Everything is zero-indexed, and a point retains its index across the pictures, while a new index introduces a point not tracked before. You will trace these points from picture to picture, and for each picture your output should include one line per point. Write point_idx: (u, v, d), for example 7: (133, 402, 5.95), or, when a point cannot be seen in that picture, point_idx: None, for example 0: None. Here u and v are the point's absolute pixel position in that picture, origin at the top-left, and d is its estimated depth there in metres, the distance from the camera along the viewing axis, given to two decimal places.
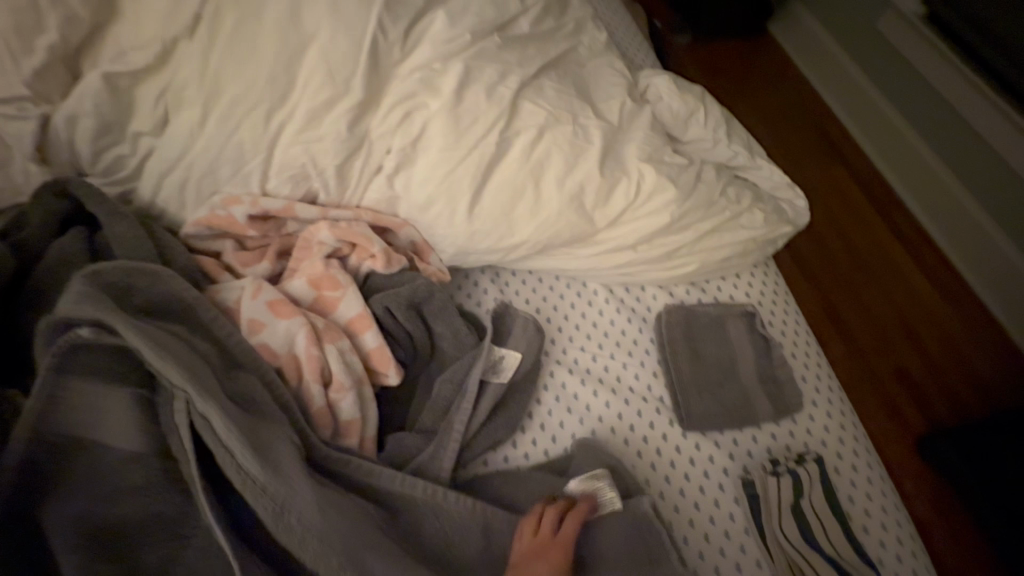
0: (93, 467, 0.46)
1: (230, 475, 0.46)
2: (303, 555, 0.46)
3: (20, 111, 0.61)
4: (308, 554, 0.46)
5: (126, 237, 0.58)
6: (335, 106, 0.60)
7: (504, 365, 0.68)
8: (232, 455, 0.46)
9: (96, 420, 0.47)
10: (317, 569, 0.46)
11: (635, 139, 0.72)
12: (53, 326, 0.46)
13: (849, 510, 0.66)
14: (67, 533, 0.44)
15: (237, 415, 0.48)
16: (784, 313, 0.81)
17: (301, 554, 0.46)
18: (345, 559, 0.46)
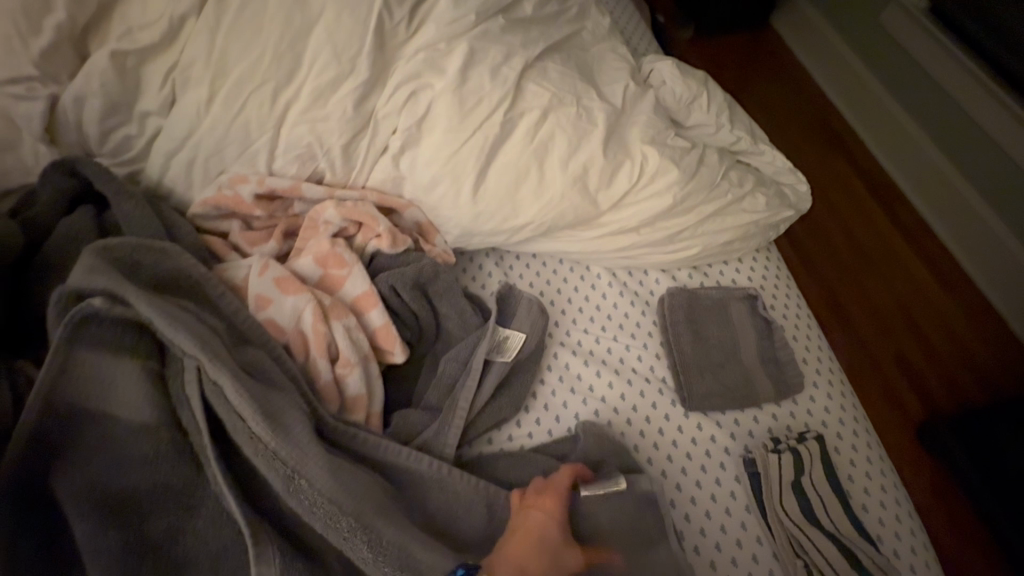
0: (104, 437, 0.47)
1: (243, 441, 0.47)
2: (312, 520, 0.47)
3: (29, 92, 0.61)
4: (318, 518, 0.47)
5: (135, 215, 0.59)
6: (341, 85, 0.61)
7: (509, 345, 0.68)
8: (246, 423, 0.47)
9: (106, 391, 0.47)
10: (327, 534, 0.47)
11: (638, 121, 0.73)
12: (65, 299, 0.47)
13: (848, 488, 0.67)
14: (79, 502, 0.45)
15: (249, 384, 0.49)
16: (786, 297, 0.82)
17: (311, 519, 0.47)
18: (356, 523, 0.48)
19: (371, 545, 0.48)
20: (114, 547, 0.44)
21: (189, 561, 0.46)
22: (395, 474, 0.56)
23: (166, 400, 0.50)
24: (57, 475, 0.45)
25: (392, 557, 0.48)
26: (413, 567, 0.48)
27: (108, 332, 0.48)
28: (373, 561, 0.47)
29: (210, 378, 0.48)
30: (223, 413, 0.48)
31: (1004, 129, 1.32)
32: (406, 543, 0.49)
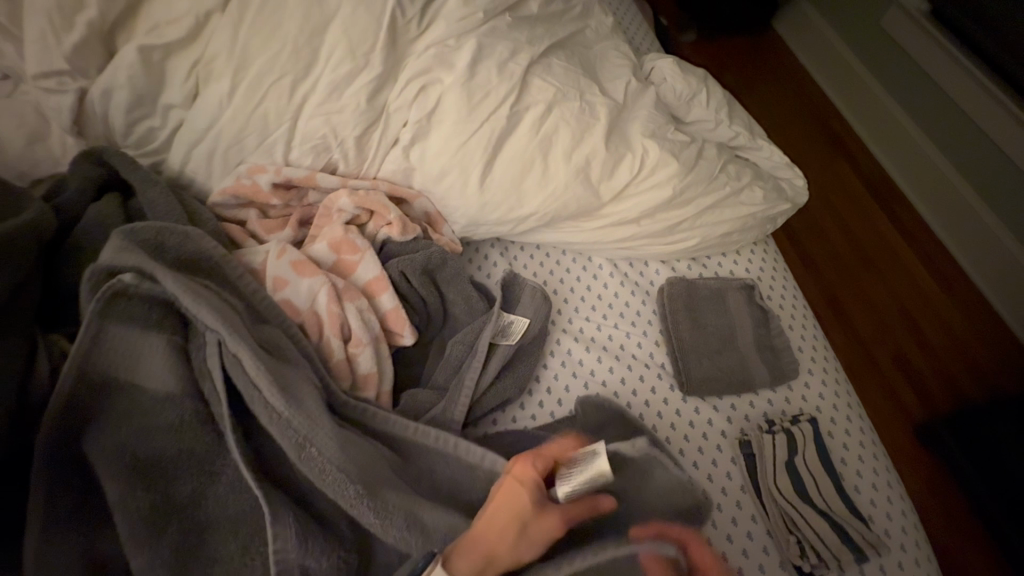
0: (133, 406, 0.49)
1: (259, 410, 0.50)
2: (322, 485, 0.49)
3: (60, 85, 0.65)
4: (327, 484, 0.49)
5: (158, 202, 0.62)
6: (355, 79, 0.64)
7: (513, 329, 0.71)
8: (260, 392, 0.50)
9: (135, 363, 0.50)
10: (335, 500, 0.49)
11: (639, 116, 0.76)
12: (97, 275, 0.50)
13: (841, 471, 0.69)
14: (110, 464, 0.47)
15: (264, 357, 0.51)
16: (782, 289, 0.84)
17: (320, 484, 0.49)
18: (363, 490, 0.49)
19: (377, 511, 0.49)
20: (141, 507, 0.47)
21: (211, 524, 0.49)
22: (406, 447, 0.58)
23: (191, 372, 0.53)
24: (89, 438, 0.48)
25: (398, 521, 0.49)
26: (419, 528, 0.50)
27: (138, 307, 0.51)
28: (379, 526, 0.49)
29: (230, 351, 0.51)
30: (239, 384, 0.50)
31: (1001, 129, 1.35)
32: (411, 507, 0.51)
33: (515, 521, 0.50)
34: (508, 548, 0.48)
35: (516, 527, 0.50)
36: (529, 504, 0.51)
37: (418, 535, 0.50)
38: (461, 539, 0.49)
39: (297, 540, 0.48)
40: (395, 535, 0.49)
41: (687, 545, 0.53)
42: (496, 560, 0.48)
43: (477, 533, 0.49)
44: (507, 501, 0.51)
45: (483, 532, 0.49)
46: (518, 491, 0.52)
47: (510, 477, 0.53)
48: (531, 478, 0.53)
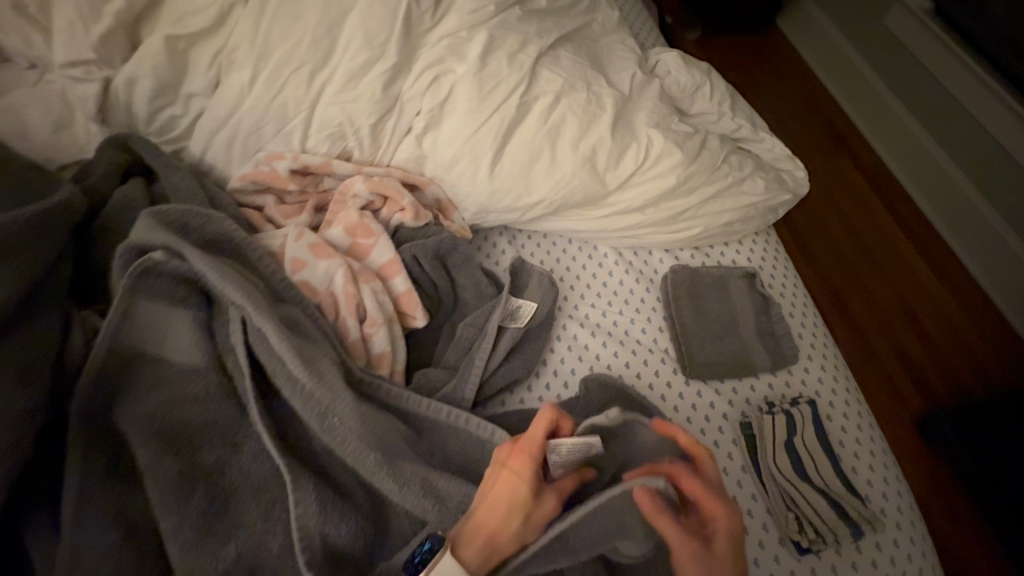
0: (163, 376, 0.52)
1: (284, 382, 0.53)
2: (343, 453, 0.52)
3: (86, 74, 0.67)
4: (347, 451, 0.52)
5: (181, 186, 0.64)
6: (371, 68, 0.66)
7: (521, 313, 0.73)
8: (286, 365, 0.53)
9: (164, 335, 0.53)
10: (355, 466, 0.52)
11: (644, 107, 0.78)
12: (130, 252, 0.53)
13: (839, 452, 0.71)
14: (142, 432, 0.49)
15: (288, 332, 0.54)
16: (783, 278, 0.87)
17: (341, 451, 0.52)
18: (381, 458, 0.52)
19: (394, 478, 0.52)
20: (171, 475, 0.48)
21: (234, 490, 0.51)
22: (419, 421, 0.61)
23: (216, 349, 0.55)
24: (122, 407, 0.50)
25: (415, 488, 0.52)
26: (435, 494, 0.53)
27: (167, 283, 0.53)
28: (398, 491, 0.52)
29: (255, 327, 0.53)
30: (264, 358, 0.53)
31: (1002, 125, 1.36)
32: (427, 475, 0.54)
33: (516, 514, 0.50)
34: (510, 537, 0.50)
35: (518, 518, 0.50)
36: (529, 497, 0.50)
37: (434, 501, 0.53)
38: (462, 528, 0.50)
39: (318, 506, 0.50)
40: (412, 500, 0.52)
41: (678, 480, 0.52)
42: (500, 548, 0.50)
43: (478, 525, 0.50)
44: (506, 494, 0.50)
45: (484, 525, 0.50)
46: (517, 485, 0.51)
47: (504, 466, 0.52)
48: (528, 470, 0.51)
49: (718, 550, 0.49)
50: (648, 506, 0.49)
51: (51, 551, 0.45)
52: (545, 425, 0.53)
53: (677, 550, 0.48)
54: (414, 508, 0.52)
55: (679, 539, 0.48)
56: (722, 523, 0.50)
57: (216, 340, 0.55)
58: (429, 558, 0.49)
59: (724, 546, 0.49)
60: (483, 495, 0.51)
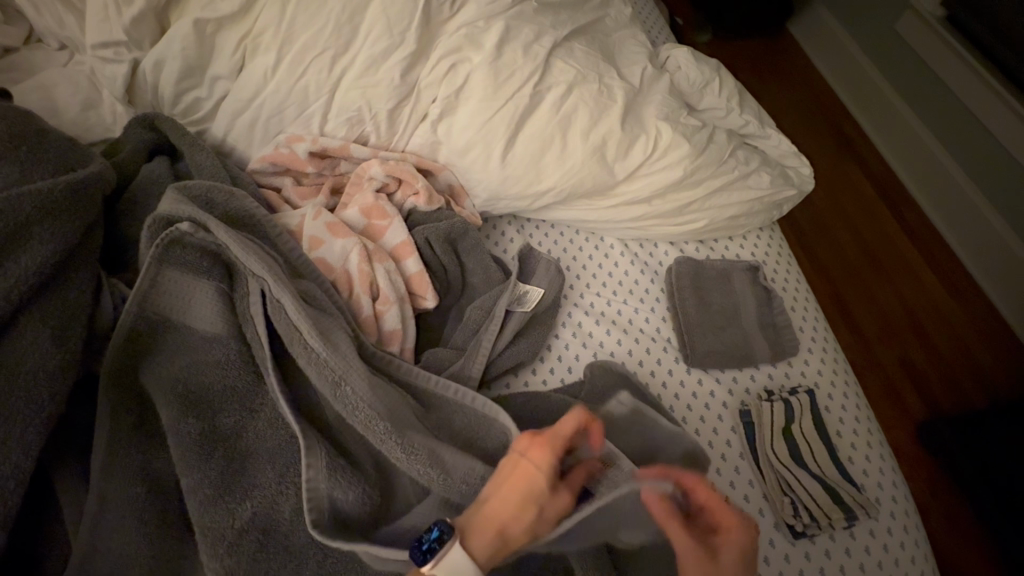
0: (187, 341, 0.55)
1: (298, 350, 0.55)
2: (355, 421, 0.54)
3: (116, 56, 0.70)
4: (358, 419, 0.54)
5: (205, 165, 0.67)
6: (391, 55, 0.68)
7: (528, 298, 0.75)
8: (302, 336, 0.55)
9: (187, 303, 0.55)
10: (366, 434, 0.53)
11: (654, 100, 0.80)
12: (158, 224, 0.55)
13: (836, 442, 0.73)
14: (166, 393, 0.52)
15: (304, 304, 0.56)
16: (786, 272, 0.88)
17: (353, 419, 0.54)
18: (391, 426, 0.53)
19: (403, 446, 0.53)
20: (192, 435, 0.51)
21: (251, 454, 0.53)
22: (428, 396, 0.63)
23: (234, 319, 0.57)
24: (150, 371, 0.53)
25: (422, 457, 0.53)
26: (441, 465, 0.54)
27: (191, 254, 0.56)
28: (404, 459, 0.53)
29: (273, 297, 0.55)
30: (280, 328, 0.56)
31: (1008, 131, 1.37)
32: (435, 447, 0.55)
33: (528, 508, 0.48)
34: (520, 530, 0.48)
35: (531, 512, 0.48)
36: (546, 490, 0.49)
37: (440, 471, 0.53)
38: (471, 517, 0.48)
39: (327, 470, 0.51)
40: (419, 469, 0.53)
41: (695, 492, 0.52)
42: (509, 542, 0.47)
43: (488, 518, 0.48)
44: (521, 486, 0.48)
45: (497, 515, 0.48)
46: (534, 477, 0.48)
47: (522, 457, 0.50)
48: (546, 464, 0.49)
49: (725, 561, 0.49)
50: (659, 511, 0.50)
51: (80, 505, 0.47)
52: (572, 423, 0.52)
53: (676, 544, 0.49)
54: (421, 477, 0.53)
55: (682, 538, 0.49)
56: (734, 532, 0.50)
57: (234, 312, 0.57)
58: (438, 547, 0.45)
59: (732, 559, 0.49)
60: (495, 486, 0.49)
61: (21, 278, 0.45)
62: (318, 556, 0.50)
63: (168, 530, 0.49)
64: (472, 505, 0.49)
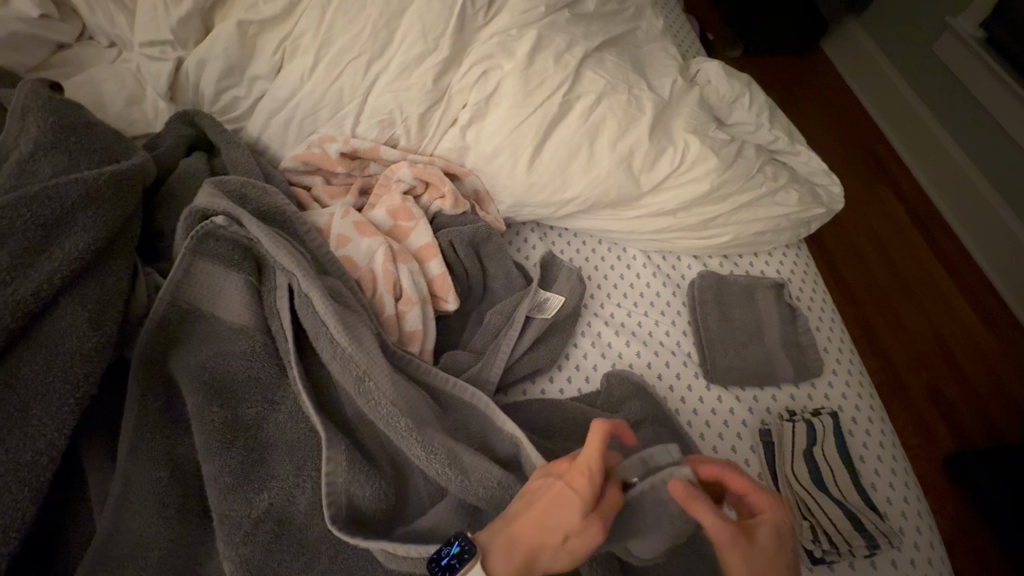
0: (214, 332, 0.56)
1: (324, 343, 0.56)
2: (375, 417, 0.54)
3: (162, 54, 0.72)
4: (380, 415, 0.54)
5: (240, 162, 0.69)
6: (425, 60, 0.69)
7: (549, 305, 0.75)
8: (328, 330, 0.56)
9: (214, 294, 0.57)
10: (386, 431, 0.54)
11: (683, 113, 0.79)
12: (194, 217, 0.57)
13: (860, 467, 0.71)
14: (191, 380, 0.53)
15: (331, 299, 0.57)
16: (811, 291, 0.87)
17: (374, 416, 0.54)
18: (411, 423, 0.54)
19: (422, 444, 0.53)
20: (216, 424, 0.52)
21: (271, 447, 0.54)
22: (444, 398, 0.63)
23: (261, 311, 0.58)
24: (176, 357, 0.54)
25: (440, 456, 0.53)
26: (459, 466, 0.53)
27: (224, 247, 0.57)
28: (422, 457, 0.53)
29: (302, 291, 0.56)
30: (306, 322, 0.57)
31: None
32: (453, 446, 0.55)
33: (555, 537, 0.43)
34: (545, 560, 0.44)
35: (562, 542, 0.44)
36: (577, 522, 0.43)
37: (458, 472, 0.53)
38: (495, 536, 0.45)
39: (344, 465, 0.52)
40: (437, 468, 0.53)
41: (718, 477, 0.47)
42: (531, 570, 0.44)
43: (513, 544, 0.44)
44: (554, 512, 0.44)
45: (520, 540, 0.44)
46: (567, 503, 0.44)
47: (559, 480, 0.45)
48: (583, 490, 0.44)
49: (761, 541, 0.43)
50: (685, 495, 0.43)
51: (105, 487, 0.48)
52: (603, 445, 0.46)
53: (720, 543, 0.42)
54: (438, 475, 0.53)
55: (718, 527, 0.42)
56: (767, 513, 0.45)
57: (259, 305, 0.58)
58: (458, 563, 0.43)
59: (768, 536, 0.44)
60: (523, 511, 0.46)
61: (64, 262, 0.47)
62: (330, 551, 0.51)
63: (186, 516, 0.49)
64: (495, 524, 0.47)
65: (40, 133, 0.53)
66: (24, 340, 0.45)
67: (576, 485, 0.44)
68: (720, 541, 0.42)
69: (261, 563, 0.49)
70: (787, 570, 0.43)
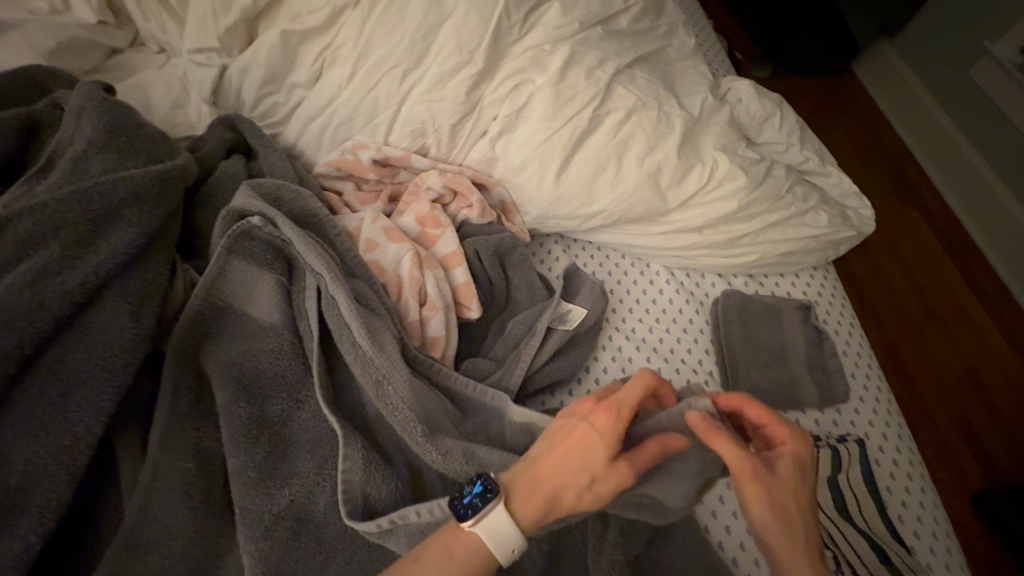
0: (246, 327, 0.58)
1: (347, 343, 0.57)
2: (393, 420, 0.55)
3: (208, 61, 0.75)
4: (397, 419, 0.55)
5: (277, 166, 0.71)
6: (459, 72, 0.71)
7: (571, 317, 0.75)
8: (352, 333, 0.57)
9: (247, 290, 0.58)
10: (402, 435, 0.54)
11: (712, 131, 0.79)
12: (231, 217, 0.59)
13: (886, 498, 0.69)
14: (221, 371, 0.54)
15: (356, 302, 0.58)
16: (839, 315, 0.85)
17: (391, 419, 0.55)
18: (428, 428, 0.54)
19: (438, 448, 0.54)
20: (243, 419, 0.53)
21: (294, 444, 0.55)
22: (464, 402, 0.63)
23: (290, 309, 0.60)
24: (208, 350, 0.56)
25: (457, 456, 0.54)
26: (477, 465, 0.55)
27: (258, 246, 0.59)
28: (437, 459, 0.54)
29: (328, 293, 0.58)
30: (331, 324, 0.58)
31: None
32: (470, 445, 0.56)
33: (584, 474, 0.47)
34: (572, 498, 0.48)
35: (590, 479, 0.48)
36: (604, 461, 0.48)
37: (476, 470, 0.54)
38: (517, 477, 0.50)
39: (362, 465, 0.52)
40: (455, 467, 0.54)
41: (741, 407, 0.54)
42: (556, 508, 0.48)
43: (543, 482, 0.48)
44: (584, 451, 0.48)
45: (545, 481, 0.48)
46: (596, 444, 0.48)
47: (584, 421, 0.50)
48: (608, 431, 0.48)
49: (783, 471, 0.51)
50: (702, 428, 0.50)
51: (135, 476, 0.50)
52: (640, 391, 0.51)
53: (733, 465, 0.49)
54: (457, 475, 0.54)
55: (730, 453, 0.49)
56: (788, 445, 0.53)
57: (290, 304, 0.60)
58: (480, 503, 0.47)
59: (787, 468, 0.51)
60: (550, 454, 0.49)
61: (110, 256, 0.49)
62: (347, 551, 0.51)
63: (210, 507, 0.51)
64: (519, 466, 0.50)
65: (94, 132, 0.56)
66: (69, 329, 0.47)
67: (601, 426, 0.49)
68: (737, 469, 0.49)
69: (278, 560, 0.49)
70: (805, 493, 0.52)
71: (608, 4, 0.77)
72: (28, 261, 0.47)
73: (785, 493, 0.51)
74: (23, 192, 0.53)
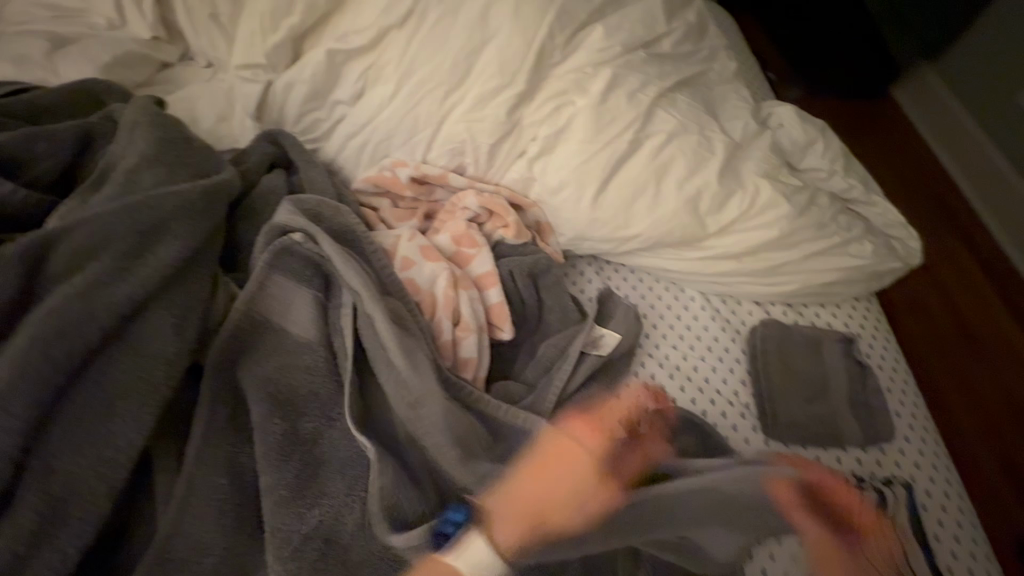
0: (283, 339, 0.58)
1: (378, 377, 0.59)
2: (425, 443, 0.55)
3: (254, 77, 0.77)
4: (430, 441, 0.54)
5: (317, 182, 0.72)
6: (500, 94, 0.71)
7: (605, 342, 0.73)
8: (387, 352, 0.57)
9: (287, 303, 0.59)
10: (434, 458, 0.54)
11: (755, 157, 0.77)
12: (274, 234, 0.61)
13: (934, 547, 0.65)
14: (258, 384, 0.55)
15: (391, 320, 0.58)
16: (882, 349, 0.82)
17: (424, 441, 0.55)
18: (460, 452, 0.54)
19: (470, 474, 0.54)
20: (278, 436, 0.53)
21: (326, 463, 0.54)
22: (498, 425, 0.62)
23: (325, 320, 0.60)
24: (244, 363, 0.56)
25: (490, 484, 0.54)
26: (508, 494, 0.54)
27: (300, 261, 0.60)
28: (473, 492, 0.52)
29: (364, 311, 0.58)
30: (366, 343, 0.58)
31: None
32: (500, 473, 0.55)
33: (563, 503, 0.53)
34: (558, 522, 0.53)
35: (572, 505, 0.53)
36: (579, 481, 0.54)
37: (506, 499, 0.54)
38: (498, 505, 0.53)
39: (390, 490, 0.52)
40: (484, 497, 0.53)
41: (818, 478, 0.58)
42: (535, 534, 0.51)
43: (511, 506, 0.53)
44: (582, 473, 0.55)
45: (527, 506, 0.52)
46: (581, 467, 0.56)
47: (569, 443, 0.57)
48: (589, 449, 0.58)
49: (864, 538, 0.57)
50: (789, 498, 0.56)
51: (170, 489, 0.50)
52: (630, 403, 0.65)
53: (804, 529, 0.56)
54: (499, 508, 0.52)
55: (806, 521, 0.56)
56: (862, 513, 0.58)
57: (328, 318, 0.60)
58: (457, 534, 0.50)
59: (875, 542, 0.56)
60: (534, 478, 0.55)
61: (157, 269, 0.49)
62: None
63: (241, 524, 0.50)
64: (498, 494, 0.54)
65: (147, 146, 0.57)
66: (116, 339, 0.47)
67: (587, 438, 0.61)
68: (817, 538, 0.56)
69: None
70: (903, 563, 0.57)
71: (650, 27, 0.76)
72: (79, 274, 0.48)
73: (847, 565, 0.55)
74: (77, 204, 0.54)
